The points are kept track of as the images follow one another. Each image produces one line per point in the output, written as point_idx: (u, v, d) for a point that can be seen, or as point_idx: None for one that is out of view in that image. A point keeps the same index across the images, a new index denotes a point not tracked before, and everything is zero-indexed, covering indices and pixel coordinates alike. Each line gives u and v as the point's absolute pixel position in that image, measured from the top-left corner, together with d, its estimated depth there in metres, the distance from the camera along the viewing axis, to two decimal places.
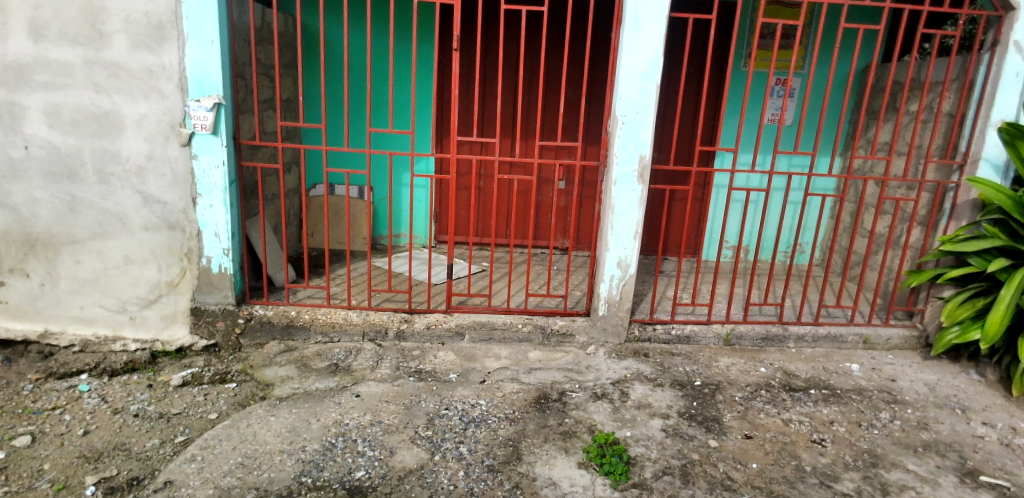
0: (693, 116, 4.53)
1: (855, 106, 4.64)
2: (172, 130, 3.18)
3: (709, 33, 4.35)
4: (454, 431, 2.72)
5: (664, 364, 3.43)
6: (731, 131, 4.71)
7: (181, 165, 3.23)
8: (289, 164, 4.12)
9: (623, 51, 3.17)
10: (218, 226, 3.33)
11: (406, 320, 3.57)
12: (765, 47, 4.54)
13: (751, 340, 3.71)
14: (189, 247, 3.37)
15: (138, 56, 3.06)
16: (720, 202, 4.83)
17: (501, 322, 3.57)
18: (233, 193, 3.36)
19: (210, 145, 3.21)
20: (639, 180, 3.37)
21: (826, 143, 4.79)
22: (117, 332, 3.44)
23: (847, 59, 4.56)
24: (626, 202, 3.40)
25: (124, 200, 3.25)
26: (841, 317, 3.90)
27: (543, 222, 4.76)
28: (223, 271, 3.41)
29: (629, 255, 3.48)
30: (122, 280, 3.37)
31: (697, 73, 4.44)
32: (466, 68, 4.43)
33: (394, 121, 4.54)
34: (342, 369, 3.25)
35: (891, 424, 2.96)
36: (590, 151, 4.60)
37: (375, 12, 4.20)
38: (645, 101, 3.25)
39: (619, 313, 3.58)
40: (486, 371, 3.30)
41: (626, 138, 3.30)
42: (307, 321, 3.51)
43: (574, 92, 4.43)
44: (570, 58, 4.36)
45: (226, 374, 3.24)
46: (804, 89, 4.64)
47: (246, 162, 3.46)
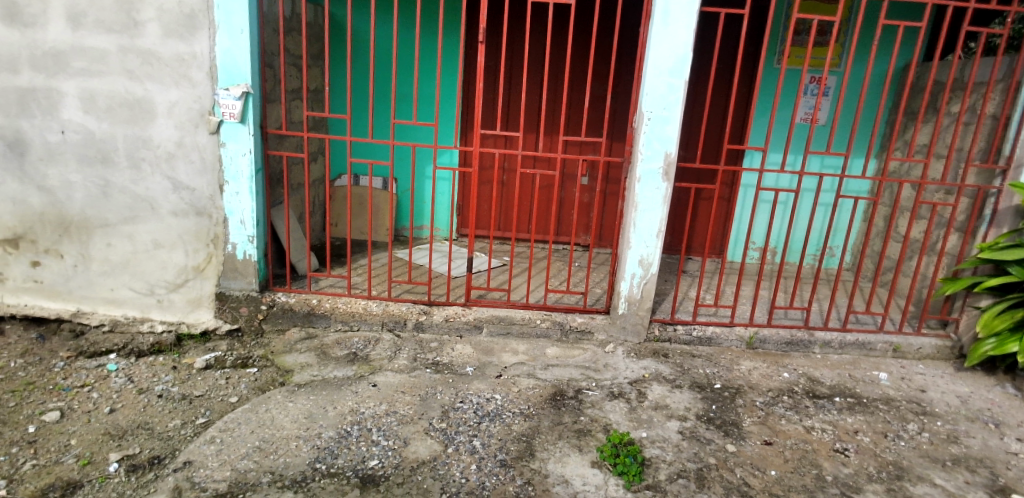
0: (722, 114, 4.45)
1: (893, 106, 4.50)
2: (201, 118, 3.23)
3: (742, 29, 4.26)
4: (468, 424, 2.72)
5: (683, 365, 3.37)
6: (761, 130, 4.61)
7: (210, 152, 3.29)
8: (314, 154, 4.17)
9: (651, 45, 3.12)
10: (244, 213, 3.38)
11: (425, 312, 3.58)
12: (800, 43, 4.43)
13: (775, 344, 3.62)
14: (215, 233, 3.42)
15: (170, 44, 3.12)
16: (746, 202, 4.74)
17: (520, 317, 3.56)
18: (259, 181, 3.41)
19: (238, 133, 3.26)
20: (663, 178, 3.31)
21: (860, 144, 4.66)
22: (145, 314, 3.53)
23: (886, 58, 4.43)
24: (650, 200, 3.35)
25: (154, 185, 3.32)
26: (871, 323, 3.78)
27: (566, 217, 4.73)
28: (247, 258, 3.46)
29: (651, 254, 3.43)
30: (151, 264, 3.45)
31: (727, 70, 4.35)
32: (492, 61, 4.42)
33: (417, 113, 4.56)
34: (360, 358, 3.28)
35: (919, 436, 2.86)
36: (616, 148, 4.55)
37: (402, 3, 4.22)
38: (672, 96, 3.19)
39: (639, 312, 3.53)
40: (503, 365, 3.29)
41: (651, 135, 3.25)
42: (328, 309, 3.55)
43: (601, 86, 4.39)
44: (597, 51, 4.32)
45: (247, 359, 3.30)
46: (839, 88, 4.52)
47: (272, 151, 3.50)
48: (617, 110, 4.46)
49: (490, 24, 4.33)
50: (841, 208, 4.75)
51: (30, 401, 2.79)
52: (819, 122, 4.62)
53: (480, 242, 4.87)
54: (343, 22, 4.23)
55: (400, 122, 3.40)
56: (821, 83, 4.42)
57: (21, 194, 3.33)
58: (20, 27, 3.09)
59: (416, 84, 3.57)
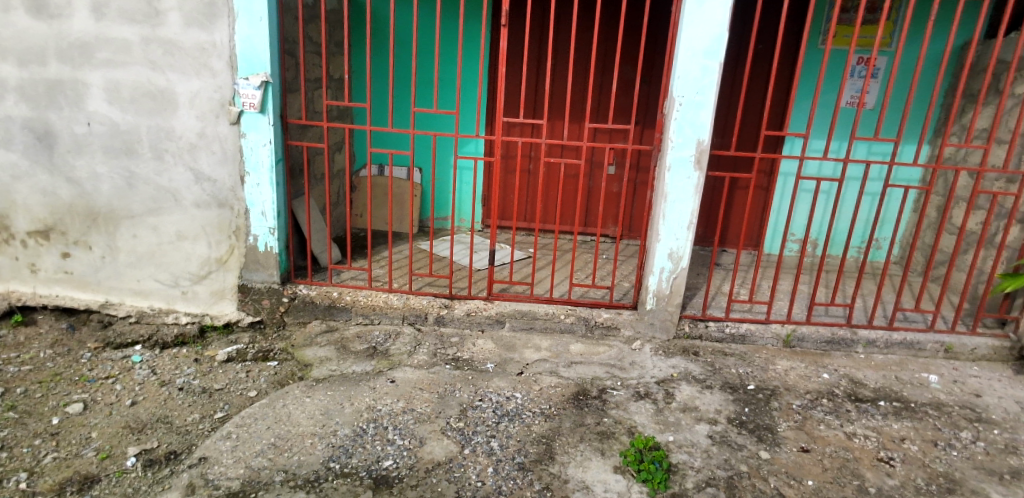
0: (761, 99, 4.22)
1: (951, 88, 4.18)
2: (222, 108, 3.19)
3: (783, 7, 4.02)
4: (487, 424, 2.63)
5: (715, 364, 3.21)
6: (803, 115, 4.37)
7: (231, 143, 3.25)
8: (335, 145, 4.12)
9: (684, 25, 2.94)
10: (265, 204, 3.35)
11: (446, 306, 3.50)
12: (847, 22, 4.16)
13: (814, 343, 3.42)
14: (237, 225, 3.40)
15: (191, 33, 3.08)
16: (786, 192, 4.51)
17: (543, 312, 3.45)
18: (279, 172, 3.36)
19: (258, 124, 3.22)
20: (695, 166, 3.13)
21: (913, 129, 4.36)
22: (170, 305, 3.54)
23: (942, 37, 4.12)
24: (681, 190, 3.17)
25: (177, 177, 3.31)
26: (920, 321, 3.53)
27: (594, 208, 4.60)
28: (269, 250, 3.43)
29: (681, 247, 3.26)
30: (175, 255, 3.45)
31: (767, 52, 4.12)
32: (517, 47, 4.28)
33: (440, 101, 4.47)
34: (380, 353, 3.22)
35: (973, 445, 2.64)
36: (646, 135, 4.37)
37: None
38: (706, 80, 3.00)
39: (669, 308, 3.38)
40: (525, 362, 3.19)
41: (683, 120, 3.07)
42: (349, 303, 3.50)
43: (631, 69, 4.20)
44: (628, 33, 4.13)
45: (268, 352, 3.29)
46: (890, 69, 4.24)
47: (293, 141, 3.45)
48: (648, 96, 4.27)
49: (516, 8, 4.18)
50: (889, 197, 4.46)
51: (56, 392, 2.82)
52: (867, 106, 4.34)
53: (505, 233, 4.77)
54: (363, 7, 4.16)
55: (421, 111, 3.28)
56: (869, 64, 4.15)
57: (50, 186, 3.36)
58: (47, 19, 3.10)
59: (438, 71, 3.46)
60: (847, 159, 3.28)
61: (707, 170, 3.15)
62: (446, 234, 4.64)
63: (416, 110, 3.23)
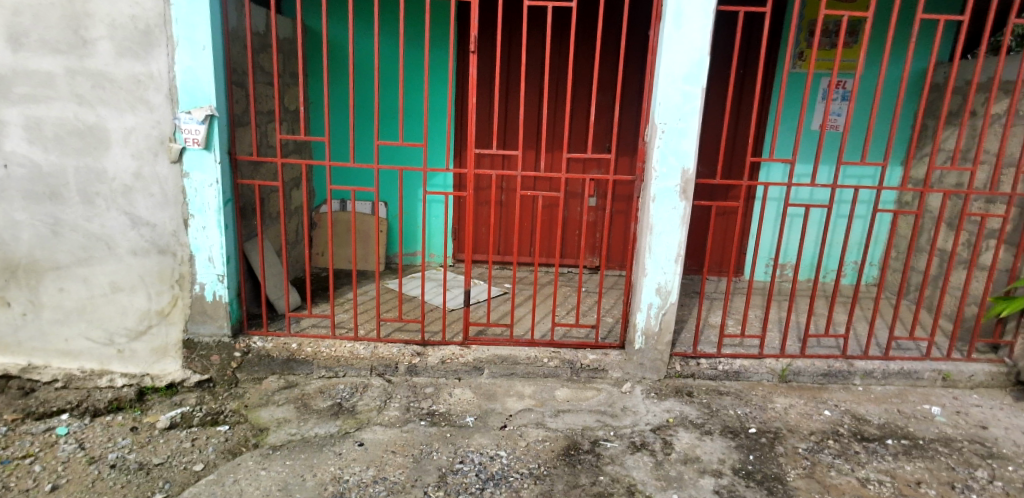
0: (746, 126, 4.14)
1: (931, 110, 4.16)
2: (161, 145, 2.88)
3: (763, 33, 3.97)
4: (470, 492, 2.33)
5: (711, 406, 2.99)
6: (788, 141, 4.31)
7: (172, 184, 2.94)
8: (291, 182, 3.82)
9: (663, 49, 2.78)
10: (212, 249, 3.02)
11: (419, 354, 3.20)
12: (828, 46, 4.14)
13: (810, 377, 3.24)
14: (181, 273, 3.05)
15: (124, 64, 2.78)
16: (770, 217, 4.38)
17: (525, 356, 3.18)
18: (228, 213, 3.05)
19: (203, 162, 2.91)
20: (681, 196, 2.95)
21: (898, 151, 4.32)
22: (104, 366, 3.14)
23: (923, 56, 4.11)
24: (666, 221, 2.99)
25: (111, 222, 2.95)
26: (915, 349, 3.39)
27: (571, 239, 4.41)
28: (217, 300, 3.09)
29: (669, 281, 3.06)
30: (110, 310, 3.07)
31: (750, 78, 4.05)
32: (487, 75, 4.09)
33: (405, 133, 4.22)
34: (346, 411, 2.89)
35: (992, 486, 2.47)
36: (623, 162, 4.23)
37: (383, 13, 3.94)
38: (688, 106, 2.85)
39: (658, 347, 3.16)
40: (507, 413, 2.90)
41: (666, 148, 2.90)
42: (310, 355, 3.16)
43: (606, 96, 4.06)
44: (603, 59, 4.00)
45: (218, 415, 2.91)
46: (871, 92, 4.21)
47: (243, 180, 3.14)
48: (625, 124, 4.12)
49: (485, 35, 4.02)
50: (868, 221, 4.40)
51: None
52: (851, 130, 4.30)
53: (478, 268, 4.53)
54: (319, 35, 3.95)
55: (385, 143, 3.01)
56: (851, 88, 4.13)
57: None
58: None
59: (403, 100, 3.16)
60: (837, 184, 3.15)
61: (693, 199, 2.98)
62: (416, 271, 4.36)
63: (379, 142, 2.96)
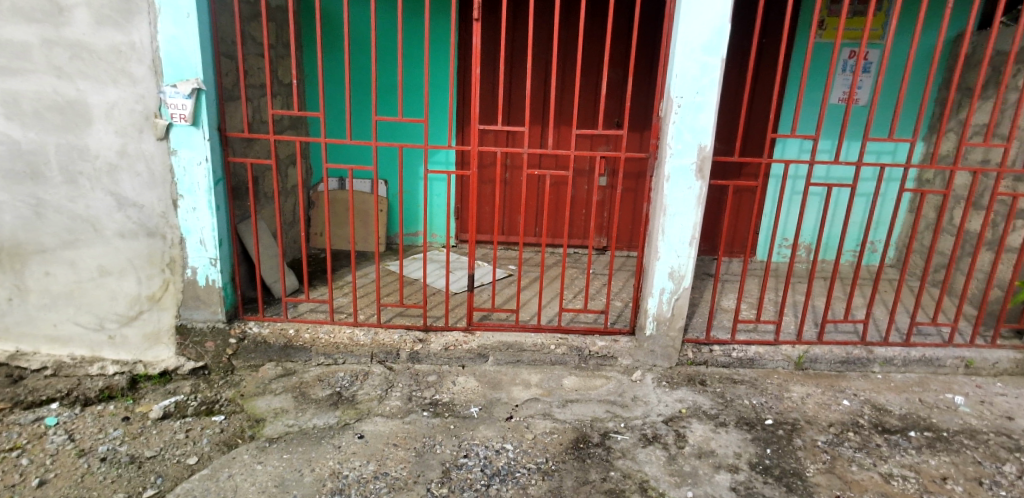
0: (768, 100, 3.99)
1: (964, 82, 3.92)
2: (146, 121, 2.71)
3: (786, 2, 3.80)
4: (475, 489, 2.22)
5: (725, 395, 2.87)
6: (812, 117, 4.15)
7: (159, 162, 2.78)
8: (287, 160, 3.65)
9: (681, 17, 2.59)
10: (203, 232, 2.87)
11: (421, 341, 3.07)
12: (860, 14, 3.93)
13: (828, 364, 3.12)
14: (171, 256, 2.91)
15: (104, 33, 2.60)
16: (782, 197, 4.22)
17: (531, 342, 3.06)
18: (220, 194, 2.89)
19: (191, 139, 2.75)
20: (697, 176, 2.79)
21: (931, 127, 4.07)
22: (95, 353, 3.02)
23: (961, 22, 3.86)
24: (681, 202, 2.83)
25: (96, 203, 2.80)
26: (936, 336, 3.25)
27: (578, 218, 4.26)
28: (210, 284, 2.96)
29: (683, 265, 2.92)
30: (99, 294, 2.93)
31: (774, 50, 3.90)
32: (491, 47, 3.89)
33: (405, 108, 4.04)
34: (345, 400, 2.78)
35: (1021, 482, 2.36)
36: (633, 139, 4.04)
37: None
38: (706, 79, 2.66)
39: (670, 334, 3.03)
40: (513, 403, 2.79)
41: (682, 125, 2.73)
42: (308, 341, 3.04)
43: (618, 70, 3.88)
44: (615, 30, 3.80)
45: (213, 404, 2.80)
46: (901, 64, 3.98)
47: (234, 158, 2.98)
48: (637, 98, 3.93)
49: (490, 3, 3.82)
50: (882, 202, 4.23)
51: None
52: (879, 104, 4.09)
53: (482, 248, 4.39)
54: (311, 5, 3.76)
55: (384, 119, 2.83)
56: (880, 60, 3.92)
57: None
58: None
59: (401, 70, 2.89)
60: (863, 161, 2.95)
61: (709, 180, 2.81)
62: (417, 252, 4.23)
63: (378, 119, 2.79)
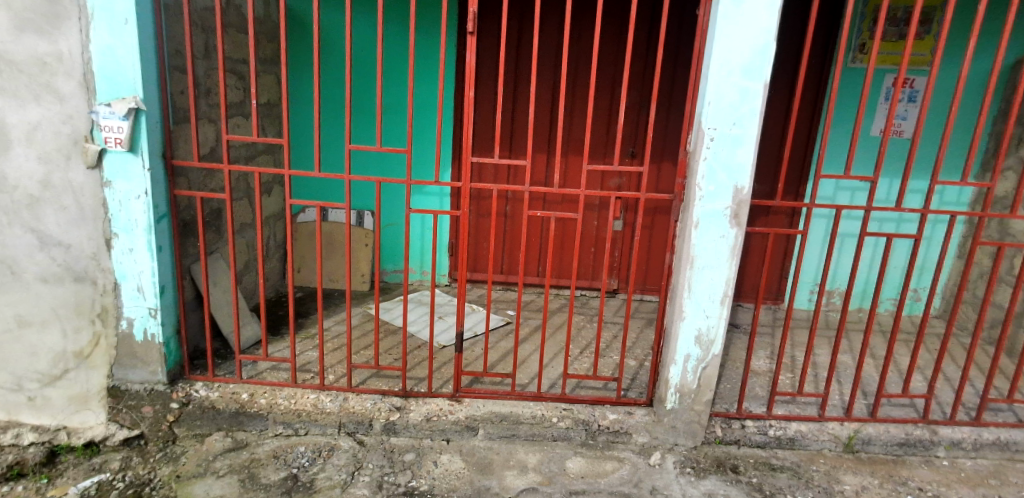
0: (808, 133, 3.62)
1: None
2: (75, 146, 2.27)
3: (821, 28, 3.45)
4: None
5: (764, 488, 2.37)
6: (871, 155, 3.71)
7: (89, 195, 2.32)
8: (241, 192, 3.13)
9: (719, 36, 2.16)
10: (141, 277, 2.41)
11: (398, 409, 2.58)
12: (922, 36, 3.49)
13: (883, 446, 2.61)
14: (103, 305, 2.44)
15: (26, 41, 2.17)
16: (817, 236, 3.77)
17: (528, 414, 2.57)
18: (163, 232, 2.43)
19: (128, 168, 2.30)
20: (731, 221, 2.32)
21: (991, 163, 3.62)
22: (12, 417, 2.52)
23: None
24: (711, 253, 2.36)
25: (13, 241, 2.32)
26: (1011, 413, 2.74)
27: (586, 258, 3.80)
28: (149, 339, 2.48)
29: (712, 327, 2.44)
30: (16, 349, 2.45)
31: (814, 77, 3.54)
32: (491, 68, 3.50)
33: (384, 135, 3.67)
34: (301, 488, 2.28)
35: None
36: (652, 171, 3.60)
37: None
38: (745, 107, 2.21)
39: (695, 408, 2.54)
40: (506, 495, 2.29)
41: (715, 161, 2.27)
42: (263, 408, 2.55)
43: (639, 95, 3.45)
44: (634, 51, 3.39)
45: (143, 486, 2.27)
46: (965, 89, 3.54)
47: (182, 190, 2.51)
48: (660, 126, 3.50)
49: (489, 17, 3.42)
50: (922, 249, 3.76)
51: None
52: (952, 138, 3.64)
53: (478, 289, 3.93)
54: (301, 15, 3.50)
55: (359, 147, 2.31)
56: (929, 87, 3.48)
57: None
58: None
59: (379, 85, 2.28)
60: (930, 208, 2.38)
61: (745, 227, 2.34)
62: (397, 293, 3.81)
63: (352, 147, 2.28)
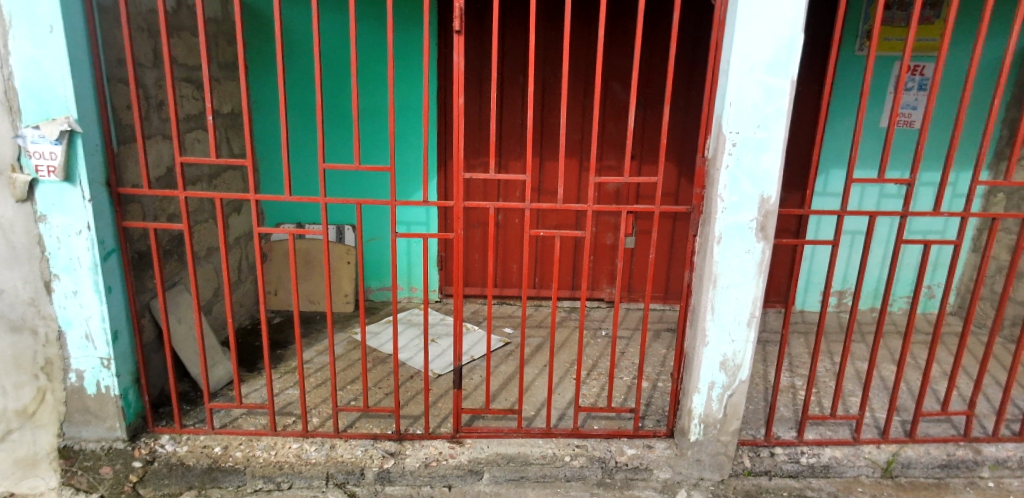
0: (814, 127, 3.39)
1: None
2: (1, 177, 1.94)
3: (829, 15, 3.21)
4: None
5: None
6: (907, 152, 3.49)
7: (20, 233, 2.00)
8: (203, 216, 2.81)
9: (740, 31, 1.88)
10: (89, 323, 2.09)
11: (391, 455, 2.30)
12: (931, 21, 3.25)
13: (924, 470, 2.40)
14: (46, 358, 2.13)
15: None
16: (821, 234, 3.61)
17: (538, 454, 2.31)
18: (112, 270, 2.11)
19: (65, 200, 1.97)
20: (758, 235, 2.07)
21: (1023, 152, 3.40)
22: None
23: None
24: (738, 270, 2.11)
25: None
26: None
27: (590, 265, 3.63)
28: (103, 393, 2.17)
29: (738, 352, 2.20)
30: None
31: (819, 66, 3.30)
32: (475, 67, 3.21)
33: (362, 144, 3.36)
34: None
35: None
36: (667, 175, 3.49)
37: None
38: (771, 108, 1.95)
39: (722, 438, 2.30)
40: None
41: (738, 169, 2.01)
42: (239, 462, 2.23)
43: (652, 96, 3.30)
44: (645, 49, 3.25)
45: None
46: (997, 72, 3.30)
47: (131, 221, 2.18)
48: (676, 125, 3.39)
49: (470, 12, 3.14)
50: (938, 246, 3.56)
51: None
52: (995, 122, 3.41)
53: (471, 304, 3.67)
54: (267, 16, 3.19)
55: (334, 166, 2.00)
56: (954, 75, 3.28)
57: None
58: None
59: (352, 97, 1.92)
60: (972, 210, 2.11)
61: (773, 239, 2.09)
62: (386, 312, 3.54)
63: (325, 168, 1.98)
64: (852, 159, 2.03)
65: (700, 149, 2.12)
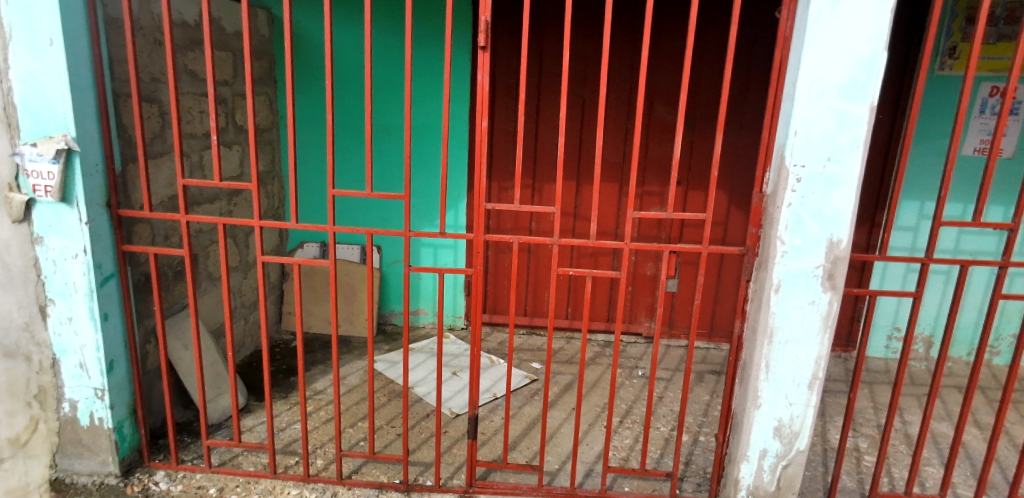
0: (884, 155, 3.05)
1: None
2: None
3: (909, 31, 2.88)
4: None
5: None
6: (1013, 184, 3.04)
7: (16, 254, 1.89)
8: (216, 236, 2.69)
9: (812, 48, 1.61)
10: (83, 352, 1.97)
11: None
12: None
13: None
14: (39, 385, 2.01)
15: None
16: (889, 272, 3.23)
17: None
18: (110, 296, 1.97)
19: (62, 222, 1.86)
20: (825, 284, 1.77)
21: None
22: None
23: None
24: (799, 324, 1.81)
25: None
26: None
27: (626, 296, 3.36)
28: (96, 425, 2.04)
29: (796, 417, 1.89)
30: None
31: (894, 87, 2.96)
32: (509, 83, 3.01)
33: (389, 163, 3.20)
34: None
35: None
36: (716, 203, 3.19)
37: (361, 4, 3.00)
38: (845, 137, 1.66)
39: None
40: None
41: (803, 208, 1.72)
42: None
43: (702, 118, 3.03)
44: (695, 66, 2.98)
45: None
46: None
47: (133, 244, 2.05)
48: (727, 149, 3.10)
49: (502, 26, 2.95)
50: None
51: None
52: None
53: (498, 334, 3.43)
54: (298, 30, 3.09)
55: (344, 192, 1.80)
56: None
57: None
58: None
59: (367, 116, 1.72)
60: None
61: (842, 291, 1.79)
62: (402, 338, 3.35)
63: (335, 193, 1.78)
64: (945, 195, 1.71)
65: (758, 184, 1.84)
